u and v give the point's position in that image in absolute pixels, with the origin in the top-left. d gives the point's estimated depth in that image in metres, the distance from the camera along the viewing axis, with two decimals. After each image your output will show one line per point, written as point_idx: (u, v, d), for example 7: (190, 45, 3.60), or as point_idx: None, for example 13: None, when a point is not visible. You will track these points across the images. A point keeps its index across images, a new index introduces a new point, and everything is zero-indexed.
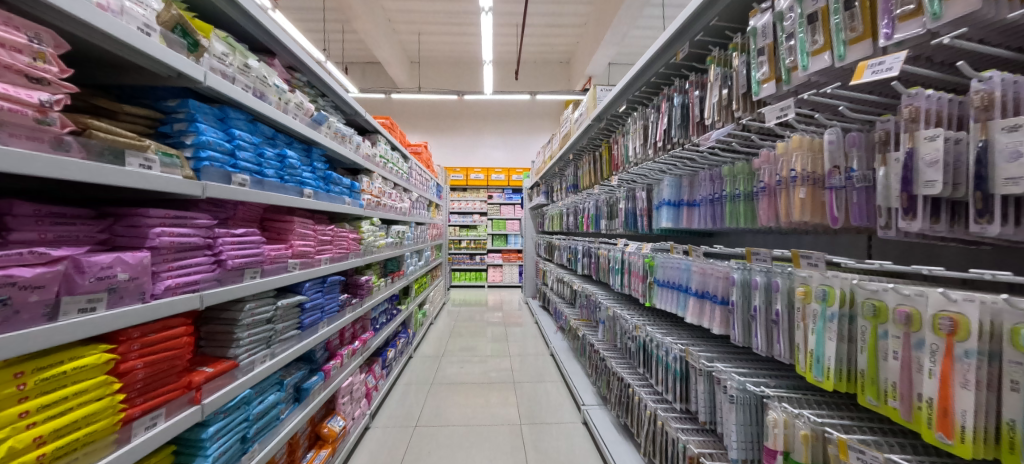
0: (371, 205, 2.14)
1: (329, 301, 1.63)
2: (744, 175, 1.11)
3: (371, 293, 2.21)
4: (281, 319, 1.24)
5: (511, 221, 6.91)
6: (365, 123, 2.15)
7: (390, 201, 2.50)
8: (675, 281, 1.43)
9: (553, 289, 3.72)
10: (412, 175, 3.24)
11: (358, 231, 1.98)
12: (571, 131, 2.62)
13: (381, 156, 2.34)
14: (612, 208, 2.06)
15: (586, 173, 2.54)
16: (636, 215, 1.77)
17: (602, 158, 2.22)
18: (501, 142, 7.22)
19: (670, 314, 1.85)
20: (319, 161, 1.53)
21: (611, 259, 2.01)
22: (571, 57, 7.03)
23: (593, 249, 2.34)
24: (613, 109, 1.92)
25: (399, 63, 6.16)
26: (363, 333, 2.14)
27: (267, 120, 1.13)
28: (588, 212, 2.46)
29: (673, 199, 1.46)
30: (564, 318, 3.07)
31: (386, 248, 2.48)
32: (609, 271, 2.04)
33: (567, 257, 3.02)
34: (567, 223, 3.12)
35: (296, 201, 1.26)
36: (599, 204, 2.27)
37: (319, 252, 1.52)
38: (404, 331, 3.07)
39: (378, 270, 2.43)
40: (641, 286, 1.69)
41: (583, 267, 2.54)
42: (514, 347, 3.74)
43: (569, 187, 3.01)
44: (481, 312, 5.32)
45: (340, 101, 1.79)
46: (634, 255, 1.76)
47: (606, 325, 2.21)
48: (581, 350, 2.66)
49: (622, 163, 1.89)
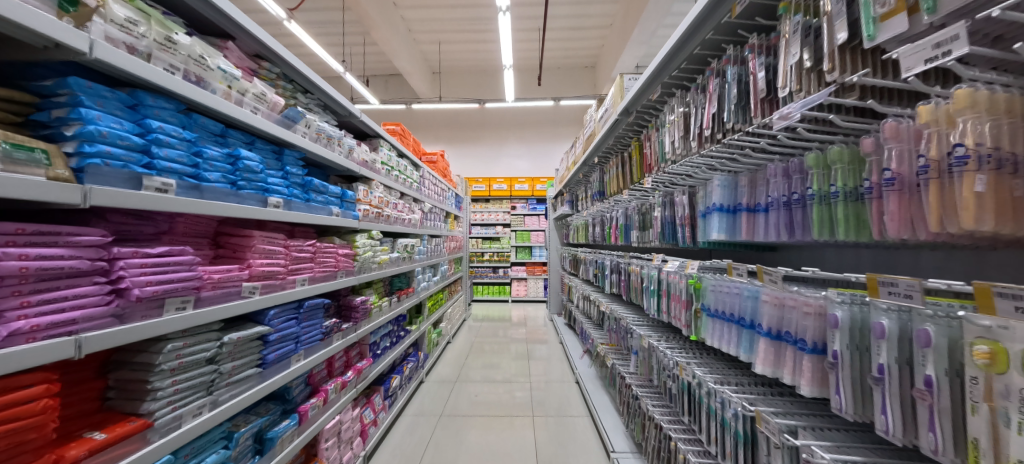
0: (370, 217, 1.92)
1: (309, 330, 1.40)
2: (847, 164, 0.70)
3: (371, 316, 1.97)
4: (230, 357, 1.03)
5: (536, 232, 6.59)
6: (363, 127, 1.95)
7: (396, 212, 2.29)
8: (732, 312, 0.97)
9: (579, 308, 3.34)
10: (424, 185, 3.04)
11: (353, 248, 1.76)
12: (596, 130, 2.29)
13: (383, 163, 2.13)
14: (647, 216, 1.69)
15: (613, 177, 2.19)
16: (677, 225, 1.39)
17: (632, 159, 1.87)
18: (524, 151, 6.99)
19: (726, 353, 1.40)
20: (297, 166, 1.35)
21: (645, 278, 1.61)
22: (598, 60, 6.70)
23: (623, 265, 1.96)
24: (645, 98, 1.54)
25: (420, 74, 6.18)
26: (360, 361, 1.90)
27: (208, 111, 0.95)
28: (618, 221, 2.09)
29: (727, 204, 1.06)
30: (591, 341, 2.65)
31: (391, 264, 2.25)
32: (643, 293, 1.63)
33: (594, 273, 2.64)
34: (594, 234, 2.75)
35: (255, 211, 1.08)
36: (630, 211, 1.90)
37: (291, 273, 1.30)
38: (414, 352, 2.82)
39: (382, 289, 2.20)
40: (683, 315, 1.25)
41: (612, 285, 2.16)
42: (536, 370, 3.36)
43: (594, 194, 2.66)
44: (503, 328, 5.00)
45: (327, 100, 1.59)
46: (672, 280, 1.34)
47: (639, 355, 1.74)
48: (609, 380, 2.22)
49: (655, 162, 1.54)
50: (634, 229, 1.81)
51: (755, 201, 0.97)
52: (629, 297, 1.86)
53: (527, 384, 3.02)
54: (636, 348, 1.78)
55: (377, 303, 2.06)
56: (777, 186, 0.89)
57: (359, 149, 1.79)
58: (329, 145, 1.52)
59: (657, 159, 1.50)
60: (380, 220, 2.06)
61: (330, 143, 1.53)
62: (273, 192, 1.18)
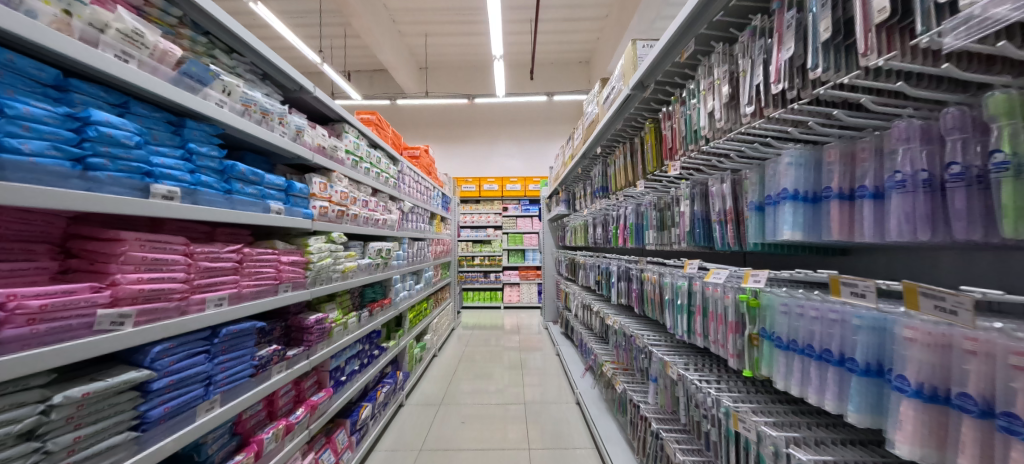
0: (332, 216, 1.56)
1: (233, 365, 1.01)
2: None
3: (333, 337, 1.55)
4: (71, 425, 0.64)
5: (529, 235, 6.27)
6: (320, 107, 1.59)
7: (367, 212, 1.93)
8: (829, 347, 0.65)
9: (578, 317, 3.01)
10: (405, 181, 2.68)
11: (307, 254, 1.37)
12: (600, 115, 1.96)
13: (350, 154, 1.77)
14: (671, 212, 1.35)
15: (620, 170, 1.88)
16: (719, 221, 1.07)
17: (645, 145, 1.56)
18: (516, 150, 6.68)
19: (788, 396, 0.96)
20: (212, 145, 0.98)
21: (668, 288, 1.28)
22: (593, 55, 6.45)
23: (636, 272, 1.64)
24: (666, 65, 1.22)
25: (405, 68, 5.85)
26: (316, 393, 1.46)
27: (11, 39, 0.58)
28: (628, 220, 1.76)
29: (808, 191, 0.75)
30: (594, 357, 2.31)
31: (361, 272, 1.88)
32: (671, 310, 1.27)
33: (598, 280, 2.31)
34: (596, 236, 2.43)
35: (126, 203, 0.71)
36: (646, 207, 1.56)
37: (200, 291, 0.92)
38: (393, 372, 2.37)
39: (350, 302, 1.82)
40: (733, 342, 0.92)
41: (622, 294, 1.84)
42: (530, 387, 3.01)
43: (596, 191, 2.35)
44: (496, 336, 4.65)
45: (263, 66, 1.23)
46: (713, 296, 1.02)
47: (659, 383, 1.38)
48: (617, 405, 1.87)
49: (680, 145, 1.22)
50: (652, 228, 1.49)
51: (863, 181, 0.65)
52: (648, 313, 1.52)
53: (521, 405, 2.66)
54: (655, 375, 1.40)
55: (345, 319, 1.67)
56: (914, 154, 0.55)
57: (312, 132, 1.43)
58: (266, 124, 1.16)
59: (683, 142, 1.19)
60: (346, 220, 1.69)
61: (266, 121, 1.16)
62: (164, 177, 0.82)
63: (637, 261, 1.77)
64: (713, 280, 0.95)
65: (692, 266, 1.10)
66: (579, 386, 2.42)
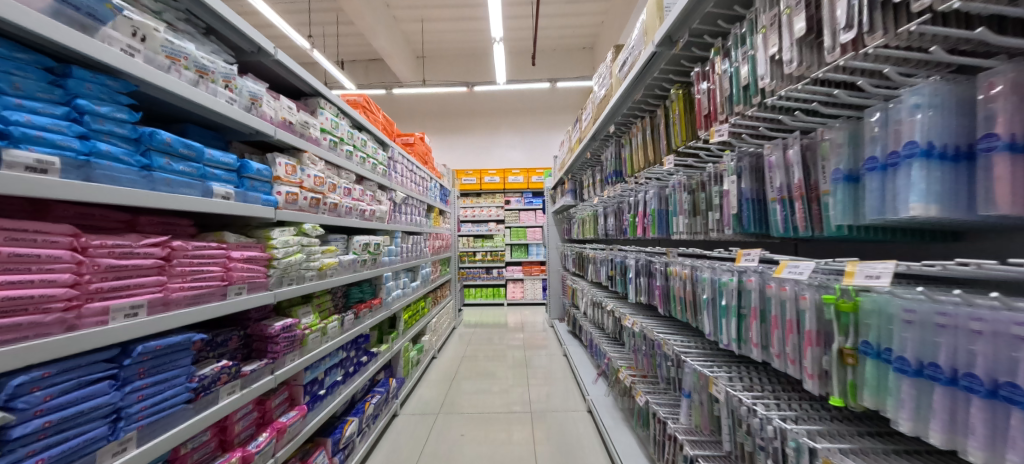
0: (306, 206, 1.33)
1: (157, 389, 0.77)
2: None
3: (307, 346, 1.32)
4: None
5: (532, 229, 6.04)
6: (288, 77, 1.33)
7: (350, 202, 1.69)
8: (1016, 380, 0.39)
9: (587, 315, 2.79)
10: (399, 170, 2.45)
11: (270, 249, 1.14)
12: (614, 88, 1.70)
13: (330, 134, 1.52)
14: (709, 193, 1.10)
15: (638, 148, 1.63)
16: (780, 199, 0.83)
17: (671, 117, 1.31)
18: (518, 141, 6.42)
19: (880, 423, 0.73)
20: (121, 106, 0.74)
21: (707, 285, 1.04)
22: (597, 39, 6.15)
23: (662, 267, 1.40)
24: (704, 9, 0.98)
25: (401, 57, 5.58)
26: (286, 412, 1.23)
27: None
28: (650, 206, 1.51)
29: (949, 144, 0.50)
30: (607, 361, 2.09)
31: (345, 270, 1.65)
32: (713, 313, 1.02)
33: (612, 275, 2.06)
34: (609, 227, 2.19)
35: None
36: (674, 189, 1.31)
37: (102, 297, 0.68)
38: (385, 379, 2.14)
39: (332, 304, 1.60)
40: (814, 360, 0.68)
41: (641, 291, 1.61)
42: (536, 390, 2.80)
43: (608, 176, 2.11)
44: (499, 334, 4.45)
45: (203, 16, 0.95)
46: (778, 297, 0.78)
47: (694, 399, 1.14)
48: (636, 417, 1.64)
49: (724, 108, 0.97)
50: (684, 214, 1.23)
51: None
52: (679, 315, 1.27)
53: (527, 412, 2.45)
54: (688, 390, 1.16)
55: (323, 323, 1.44)
56: None
57: (276, 103, 1.18)
58: (205, 85, 0.91)
59: (730, 104, 0.94)
60: (323, 210, 1.46)
61: (206, 82, 0.92)
62: (29, 141, 0.56)
63: (662, 254, 1.52)
64: (787, 275, 0.70)
65: (742, 258, 0.84)
66: (590, 391, 2.20)
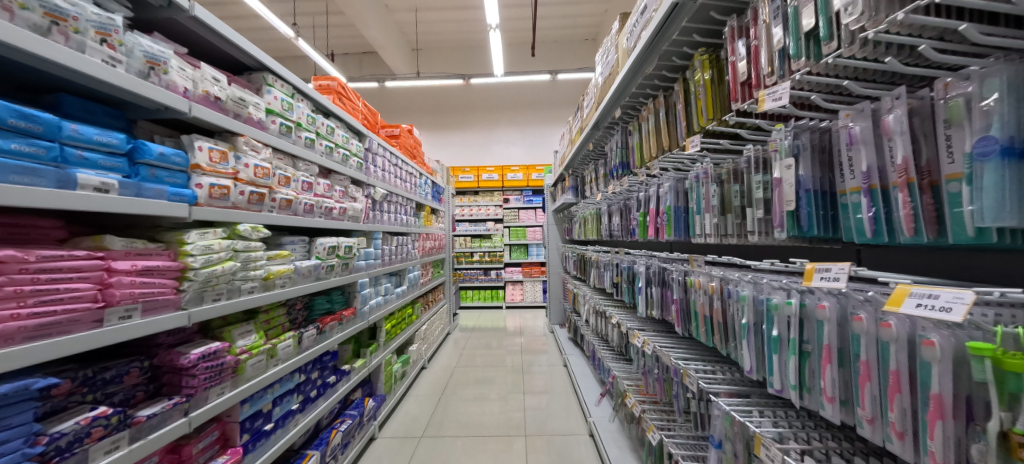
0: (244, 202, 1.08)
1: None
2: None
3: (243, 374, 1.07)
4: None
5: (532, 228, 5.78)
6: (222, 45, 1.07)
7: (311, 198, 1.44)
8: None
9: (589, 324, 2.53)
10: (380, 164, 2.20)
11: (183, 257, 0.89)
12: (620, 63, 1.44)
13: (282, 117, 1.27)
14: (746, 183, 0.84)
15: (652, 134, 1.36)
16: (867, 189, 0.57)
17: (693, 91, 1.05)
18: (518, 137, 6.16)
19: None
20: None
21: (747, 305, 0.77)
22: (600, 29, 5.86)
23: (683, 277, 1.14)
24: None
25: (394, 48, 5.32)
26: (214, 459, 0.98)
27: None
28: (665, 202, 1.24)
29: None
30: (611, 379, 1.83)
31: (305, 278, 1.40)
32: (755, 345, 0.76)
33: (617, 282, 1.80)
34: (614, 227, 1.92)
35: None
36: (698, 180, 1.05)
37: None
38: (360, 399, 1.89)
39: (288, 319, 1.35)
40: (946, 444, 0.42)
41: (654, 305, 1.34)
42: (532, 403, 2.56)
43: (613, 169, 1.84)
44: (496, 339, 4.21)
45: None
46: (869, 335, 0.52)
47: (725, 450, 0.86)
48: (647, 454, 1.37)
49: (774, 66, 0.70)
50: (711, 210, 0.97)
51: None
52: (704, 338, 1.01)
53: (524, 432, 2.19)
54: (718, 438, 0.88)
55: (270, 344, 1.19)
56: None
57: (191, 70, 0.93)
58: (62, 36, 0.66)
59: (783, 59, 0.68)
60: (271, 208, 1.21)
61: (64, 32, 0.67)
62: None
63: (681, 260, 1.25)
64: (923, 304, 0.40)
65: (814, 278, 0.56)
66: (591, 412, 1.94)
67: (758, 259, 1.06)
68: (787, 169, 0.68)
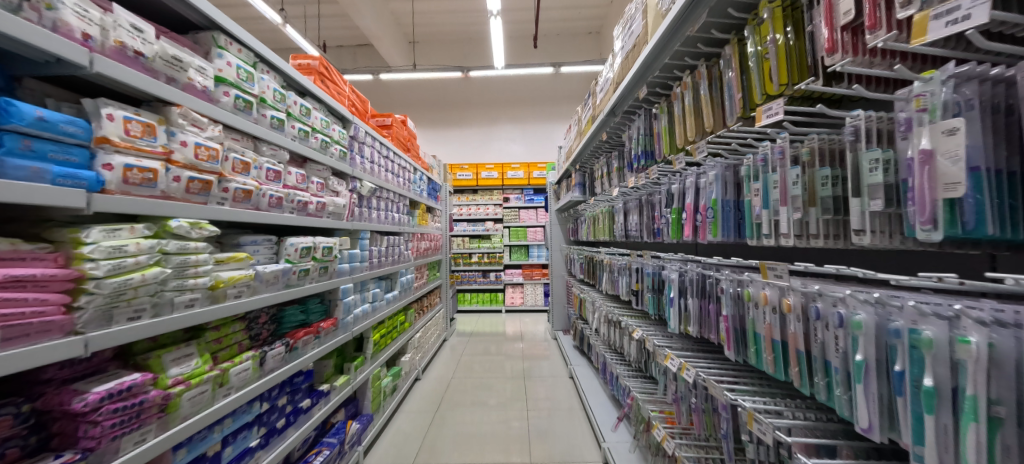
0: (177, 191, 0.83)
1: None
2: None
3: (176, 412, 0.82)
4: None
5: (533, 229, 5.55)
6: None
7: (279, 189, 1.19)
8: None
9: (599, 333, 2.30)
10: (368, 155, 1.96)
11: (78, 263, 0.65)
12: (649, 32, 1.20)
13: (240, 90, 1.02)
14: (856, 161, 0.61)
15: (693, 114, 1.12)
16: None
17: (762, 52, 0.81)
18: (518, 133, 5.93)
19: None
20: None
21: (866, 337, 0.54)
22: (605, 22, 5.65)
23: (741, 290, 0.90)
24: None
25: (390, 39, 5.08)
26: None
27: None
28: (711, 195, 1.01)
29: None
30: (631, 401, 1.59)
31: (272, 286, 1.16)
32: (883, 394, 0.53)
33: (639, 290, 1.57)
34: (633, 226, 1.68)
35: None
36: (765, 163, 0.80)
37: None
38: (342, 422, 1.64)
39: (247, 336, 1.11)
40: None
41: (696, 321, 1.11)
42: (536, 418, 2.31)
43: (635, 160, 1.60)
44: (495, 345, 3.96)
45: None
46: None
47: None
48: None
49: None
50: (788, 202, 0.72)
51: None
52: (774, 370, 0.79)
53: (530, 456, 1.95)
54: None
55: (218, 370, 0.94)
56: None
57: (95, 12, 0.67)
58: None
59: None
60: (223, 200, 0.97)
61: None
62: None
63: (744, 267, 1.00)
64: None
65: None
66: (606, 437, 1.70)
67: (843, 265, 0.82)
68: (945, 134, 0.39)
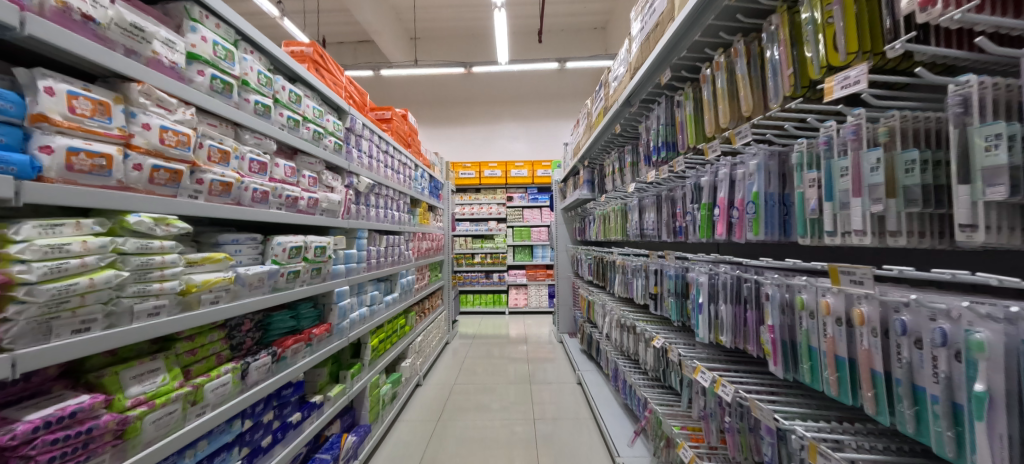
0: (138, 181, 0.71)
1: None
2: None
3: (137, 437, 0.70)
4: None
5: (537, 228, 5.42)
6: None
7: (265, 182, 1.07)
8: None
9: (610, 338, 2.17)
10: (366, 149, 1.84)
11: (4, 265, 0.52)
12: (674, 8, 1.08)
13: (217, 69, 0.91)
14: (965, 138, 0.43)
15: (728, 97, 0.99)
16: None
17: (822, 21, 0.68)
18: (522, 131, 5.81)
19: None
20: None
21: (991, 364, 0.38)
22: (610, 17, 5.53)
23: (794, 296, 0.78)
24: None
25: (391, 35, 4.97)
26: None
27: None
28: (751, 188, 0.89)
29: None
30: (649, 413, 1.46)
31: (256, 290, 1.04)
32: (1011, 445, 0.37)
33: (658, 293, 1.44)
34: (651, 225, 1.56)
35: None
36: (828, 146, 0.68)
37: None
38: (337, 435, 1.52)
39: (227, 346, 0.99)
40: None
41: (731, 331, 0.98)
42: (544, 427, 2.18)
43: (653, 153, 1.48)
44: (498, 347, 3.84)
45: None
46: None
47: None
48: None
49: None
50: (864, 192, 0.59)
51: None
52: (848, 390, 0.65)
53: None
54: None
55: (190, 386, 0.82)
56: None
57: None
58: None
59: None
60: (196, 193, 0.85)
61: None
62: None
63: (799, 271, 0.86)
64: None
65: None
66: (622, 451, 1.57)
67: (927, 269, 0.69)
68: None
